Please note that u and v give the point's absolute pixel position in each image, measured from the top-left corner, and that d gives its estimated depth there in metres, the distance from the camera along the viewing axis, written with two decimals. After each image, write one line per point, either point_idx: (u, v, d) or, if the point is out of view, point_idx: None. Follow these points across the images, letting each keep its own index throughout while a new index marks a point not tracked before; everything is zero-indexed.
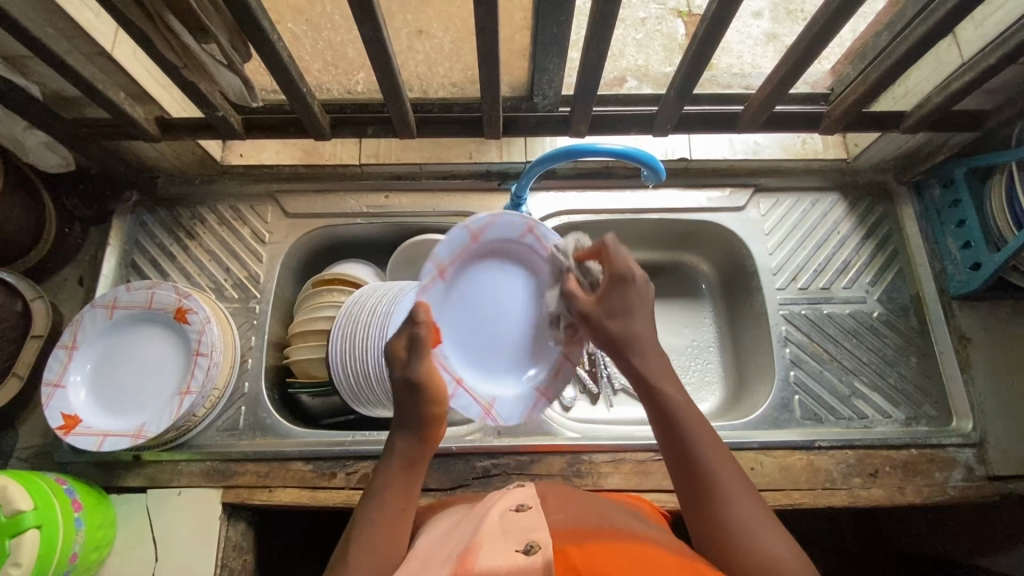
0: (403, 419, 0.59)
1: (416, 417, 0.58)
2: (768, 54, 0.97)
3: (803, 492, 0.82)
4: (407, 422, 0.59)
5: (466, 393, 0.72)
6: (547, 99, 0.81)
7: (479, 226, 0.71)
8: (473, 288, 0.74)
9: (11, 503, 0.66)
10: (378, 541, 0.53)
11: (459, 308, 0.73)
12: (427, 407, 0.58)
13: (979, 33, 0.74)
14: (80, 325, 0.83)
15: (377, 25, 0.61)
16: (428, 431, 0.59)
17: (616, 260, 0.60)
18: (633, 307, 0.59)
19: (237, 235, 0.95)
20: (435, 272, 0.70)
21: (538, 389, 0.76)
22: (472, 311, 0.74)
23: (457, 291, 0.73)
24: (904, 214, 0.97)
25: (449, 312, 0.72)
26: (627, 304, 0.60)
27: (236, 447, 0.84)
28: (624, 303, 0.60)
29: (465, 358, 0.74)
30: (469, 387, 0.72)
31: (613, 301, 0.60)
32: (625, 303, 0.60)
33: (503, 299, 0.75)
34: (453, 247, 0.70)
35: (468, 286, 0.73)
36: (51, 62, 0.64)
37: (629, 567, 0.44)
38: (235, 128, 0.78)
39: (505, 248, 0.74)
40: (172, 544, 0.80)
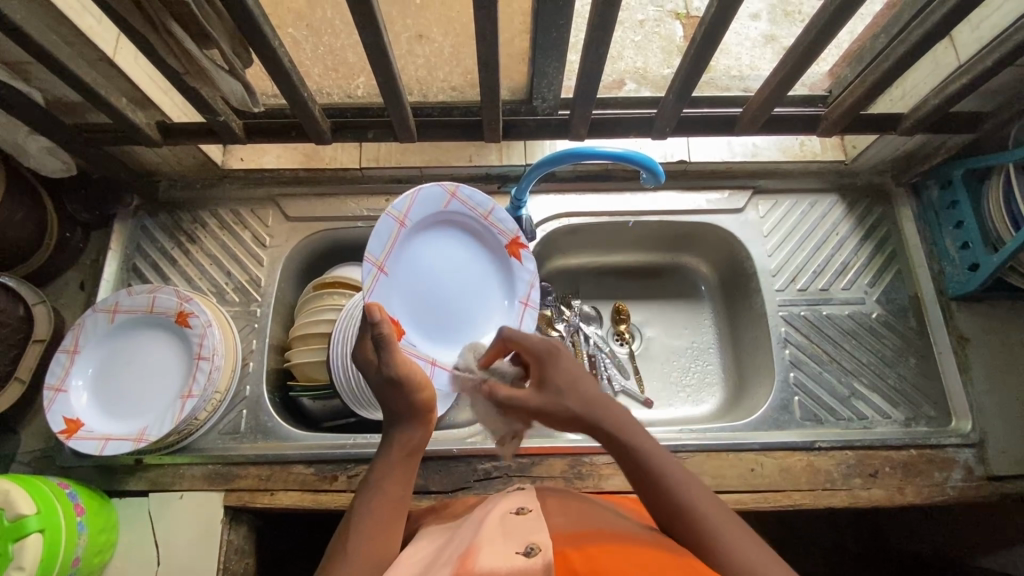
0: (394, 411, 0.60)
1: (410, 407, 0.59)
2: (766, 56, 0.98)
3: (803, 493, 0.82)
4: (398, 414, 0.60)
5: (444, 369, 0.78)
6: (547, 103, 0.81)
7: (403, 210, 0.74)
8: (412, 272, 0.78)
9: (13, 507, 0.67)
10: (375, 533, 0.53)
11: (407, 296, 0.77)
12: (417, 397, 0.59)
13: (976, 35, 0.75)
14: (81, 329, 0.83)
15: (378, 29, 0.62)
16: (419, 421, 0.60)
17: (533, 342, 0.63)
18: (573, 378, 0.59)
19: (238, 239, 0.95)
20: (376, 272, 0.72)
21: None
22: (423, 292, 0.79)
23: (401, 276, 0.76)
24: (902, 215, 0.98)
25: (398, 303, 0.76)
26: (562, 375, 0.59)
27: (237, 451, 0.84)
28: (562, 377, 0.59)
29: (429, 339, 0.79)
30: (444, 364, 0.79)
31: (555, 375, 0.60)
32: (564, 374, 0.60)
33: (439, 270, 0.80)
34: (384, 241, 0.72)
35: (407, 272, 0.77)
36: (54, 68, 0.64)
37: (628, 570, 0.44)
38: (236, 132, 0.78)
39: (432, 222, 0.79)
40: (174, 547, 0.80)
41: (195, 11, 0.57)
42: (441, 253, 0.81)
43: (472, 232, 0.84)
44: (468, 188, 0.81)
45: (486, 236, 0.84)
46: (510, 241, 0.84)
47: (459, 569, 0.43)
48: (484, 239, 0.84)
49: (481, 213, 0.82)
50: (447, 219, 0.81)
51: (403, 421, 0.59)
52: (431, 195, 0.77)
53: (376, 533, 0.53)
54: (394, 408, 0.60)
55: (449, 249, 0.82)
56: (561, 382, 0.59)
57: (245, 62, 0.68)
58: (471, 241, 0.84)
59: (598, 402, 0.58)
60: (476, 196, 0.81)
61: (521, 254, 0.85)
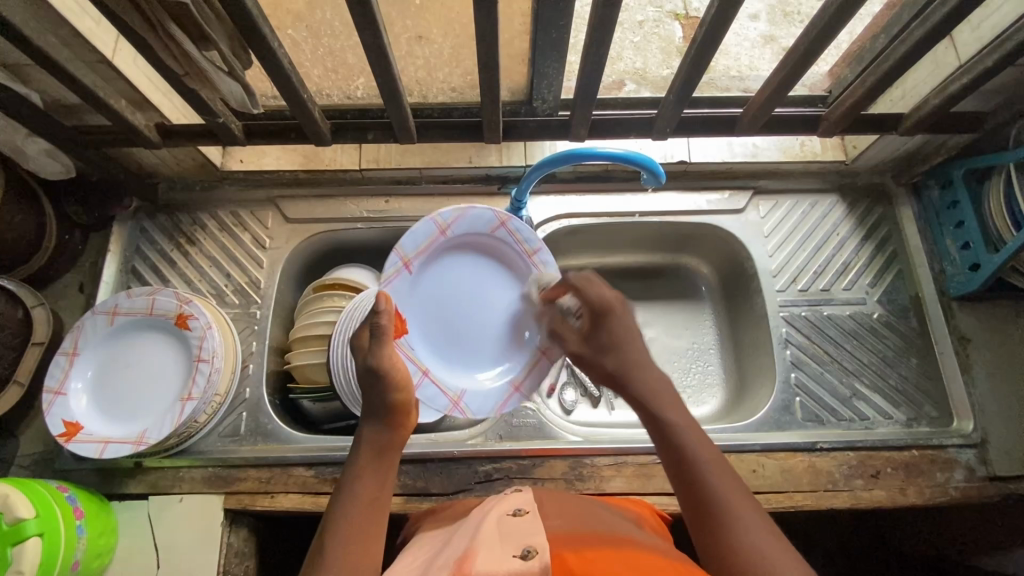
0: (369, 409, 0.61)
1: (384, 406, 0.61)
2: (765, 56, 0.98)
3: (805, 494, 0.82)
4: (374, 411, 0.61)
5: (432, 384, 0.78)
6: (547, 103, 0.82)
7: (447, 220, 0.79)
8: (437, 282, 0.81)
9: (11, 511, 0.66)
10: (356, 530, 0.52)
11: (425, 301, 0.80)
12: (393, 394, 0.61)
13: (976, 35, 0.75)
14: (80, 331, 0.83)
15: (377, 31, 0.61)
16: (394, 418, 0.61)
17: (589, 295, 0.67)
18: (621, 338, 0.65)
19: (238, 241, 0.95)
20: (401, 265, 0.77)
21: (511, 383, 0.81)
22: (444, 305, 0.81)
23: (427, 283, 0.80)
24: (902, 215, 0.98)
25: (414, 303, 0.80)
26: (614, 337, 0.65)
27: (237, 453, 0.84)
28: (612, 338, 0.65)
29: (432, 350, 0.80)
30: (435, 378, 0.78)
31: (604, 336, 0.66)
32: (615, 333, 0.65)
33: (466, 292, 0.82)
34: (419, 241, 0.78)
35: (433, 280, 0.81)
36: (53, 70, 0.64)
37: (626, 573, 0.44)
38: (236, 134, 0.78)
39: (473, 243, 0.82)
40: (173, 551, 0.80)
41: (193, 12, 0.57)
42: (473, 279, 0.83)
43: (509, 264, 0.84)
44: (519, 222, 0.82)
45: (523, 273, 0.84)
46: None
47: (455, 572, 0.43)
48: (519, 275, 0.84)
49: (524, 249, 0.82)
50: (490, 245, 0.83)
51: (377, 419, 0.61)
52: (478, 217, 0.80)
53: (355, 527, 0.52)
54: (370, 407, 0.61)
55: (482, 277, 0.83)
56: (605, 344, 0.66)
57: (244, 64, 0.68)
58: (508, 272, 0.84)
59: (639, 369, 0.62)
60: (523, 231, 0.82)
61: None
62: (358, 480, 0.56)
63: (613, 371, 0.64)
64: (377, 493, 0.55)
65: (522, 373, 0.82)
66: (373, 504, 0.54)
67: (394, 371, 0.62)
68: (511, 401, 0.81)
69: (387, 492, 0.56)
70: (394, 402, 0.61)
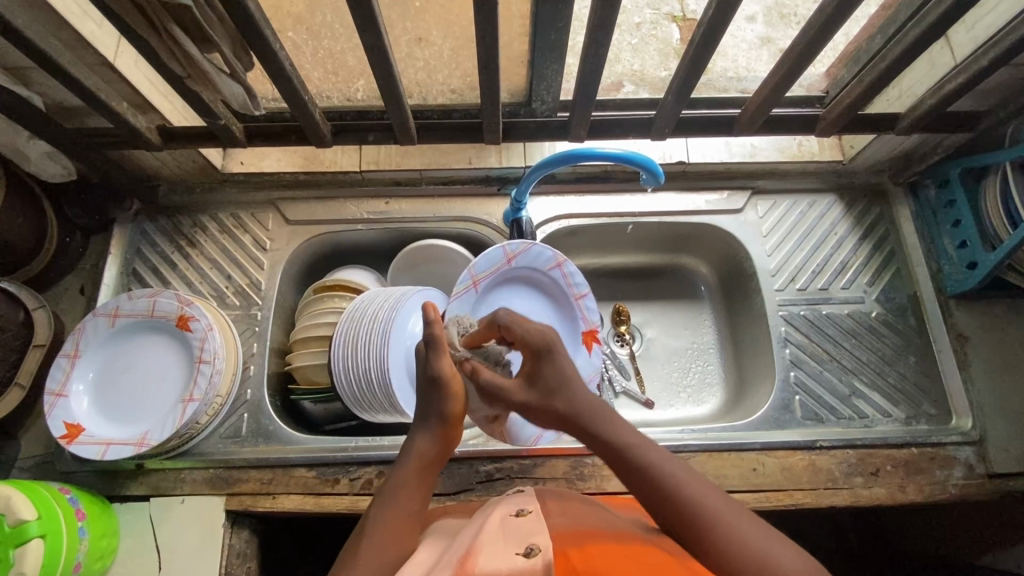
0: (423, 415, 0.60)
1: (439, 414, 0.60)
2: (763, 57, 0.98)
3: (805, 492, 0.82)
4: (427, 418, 0.60)
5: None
6: (546, 105, 0.82)
7: (514, 250, 0.87)
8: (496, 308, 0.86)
9: (14, 512, 0.66)
10: (388, 535, 0.54)
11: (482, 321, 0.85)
12: (450, 408, 0.60)
13: (972, 35, 0.75)
14: (82, 333, 0.83)
15: (378, 32, 0.62)
16: (449, 430, 0.60)
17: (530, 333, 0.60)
18: (568, 377, 0.57)
19: (239, 243, 0.95)
20: (470, 283, 0.85)
21: None
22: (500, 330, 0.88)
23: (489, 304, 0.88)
24: (899, 214, 0.98)
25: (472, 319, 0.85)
26: (552, 379, 0.57)
27: (239, 455, 0.84)
28: (555, 377, 0.57)
29: None
30: None
31: (546, 377, 0.58)
32: (555, 373, 0.57)
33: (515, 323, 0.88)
34: (490, 263, 0.86)
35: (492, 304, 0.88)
36: (55, 73, 0.64)
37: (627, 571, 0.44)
38: (237, 136, 0.79)
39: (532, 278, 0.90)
40: (175, 553, 0.80)
41: (195, 14, 0.57)
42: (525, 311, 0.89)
43: (558, 304, 0.92)
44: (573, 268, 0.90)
45: (569, 314, 0.91)
46: (589, 330, 0.90)
47: (458, 571, 0.44)
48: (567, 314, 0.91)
49: (574, 293, 0.90)
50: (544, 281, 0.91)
51: (431, 428, 0.60)
52: (542, 255, 0.88)
53: (391, 536, 0.54)
54: (424, 413, 0.60)
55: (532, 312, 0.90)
56: (550, 388, 0.57)
57: (245, 65, 0.68)
58: (557, 309, 0.92)
59: (589, 406, 0.56)
60: (577, 277, 0.89)
61: (594, 348, 0.91)
62: (401, 490, 0.56)
63: (562, 413, 0.56)
64: (418, 506, 0.56)
65: None
66: (410, 516, 0.56)
67: (453, 383, 0.60)
68: (547, 438, 0.84)
69: (427, 502, 0.58)
70: (452, 414, 0.60)
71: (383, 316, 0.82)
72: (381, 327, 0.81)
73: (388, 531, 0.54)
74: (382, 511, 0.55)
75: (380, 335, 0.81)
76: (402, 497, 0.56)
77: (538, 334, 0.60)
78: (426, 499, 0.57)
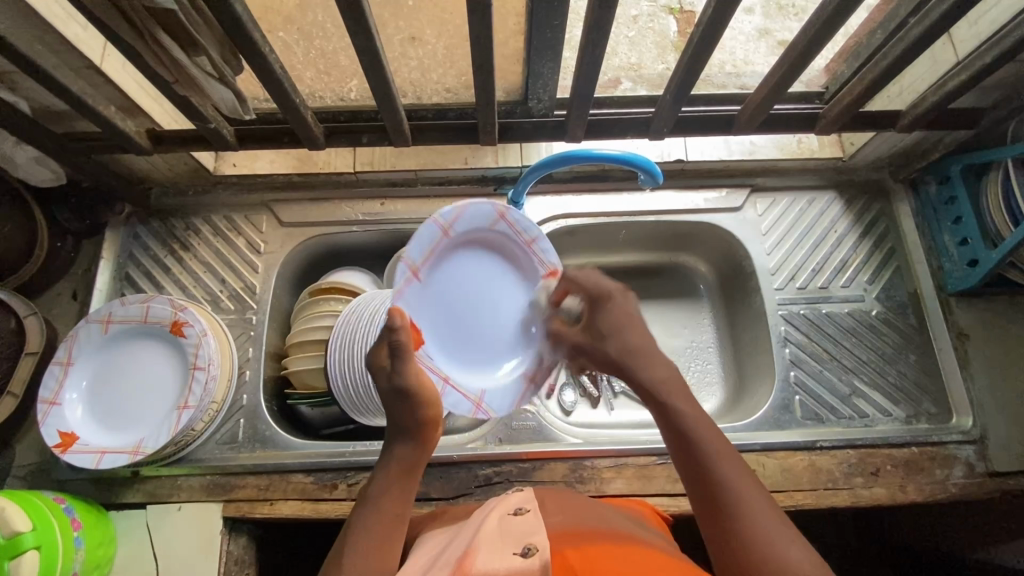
0: (397, 426, 0.60)
1: (415, 422, 0.60)
2: (761, 50, 0.97)
3: (805, 493, 0.82)
4: (402, 428, 0.60)
5: (454, 390, 0.73)
6: (542, 103, 0.81)
7: (449, 219, 0.71)
8: (449, 282, 0.74)
9: (8, 525, 0.65)
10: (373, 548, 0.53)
11: (436, 306, 0.73)
12: (424, 414, 0.60)
13: (975, 31, 0.74)
14: (74, 340, 0.82)
15: (369, 35, 0.61)
16: (425, 436, 0.60)
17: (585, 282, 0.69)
18: (618, 323, 0.65)
19: (232, 246, 0.94)
20: (410, 273, 0.70)
21: (526, 378, 0.77)
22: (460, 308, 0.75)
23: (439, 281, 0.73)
24: (900, 211, 0.97)
25: (426, 311, 0.72)
26: (612, 321, 0.65)
27: (235, 461, 0.84)
28: (608, 324, 0.65)
29: (448, 354, 0.74)
30: (456, 384, 0.73)
31: (597, 322, 0.66)
32: (613, 319, 0.65)
33: (467, 288, 0.75)
34: (424, 245, 0.70)
35: (444, 279, 0.73)
36: (40, 78, 0.63)
37: (628, 569, 0.43)
38: (227, 139, 0.77)
39: (480, 238, 0.76)
40: (172, 561, 0.79)
41: (182, 19, 0.55)
42: (483, 273, 0.76)
43: (511, 256, 0.78)
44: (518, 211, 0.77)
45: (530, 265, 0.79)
46: (548, 271, 0.78)
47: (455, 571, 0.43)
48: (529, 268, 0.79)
49: (525, 239, 0.78)
50: (491, 237, 0.77)
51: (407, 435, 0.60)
52: (478, 212, 0.73)
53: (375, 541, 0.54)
54: (398, 422, 0.60)
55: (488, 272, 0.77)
56: (604, 331, 0.65)
57: (234, 69, 0.66)
58: (512, 262, 0.79)
59: (645, 355, 0.62)
60: (523, 219, 0.77)
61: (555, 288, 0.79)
62: (384, 499, 0.57)
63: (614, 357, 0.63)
64: (401, 512, 0.57)
65: (533, 366, 0.78)
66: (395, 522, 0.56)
67: (423, 391, 0.60)
68: (528, 394, 0.77)
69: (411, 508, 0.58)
70: (425, 419, 0.60)
71: (380, 315, 0.81)
72: (376, 330, 0.80)
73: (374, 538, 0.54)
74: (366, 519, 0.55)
75: (375, 339, 0.79)
76: (385, 505, 0.56)
77: (596, 286, 0.68)
78: (409, 506, 0.57)
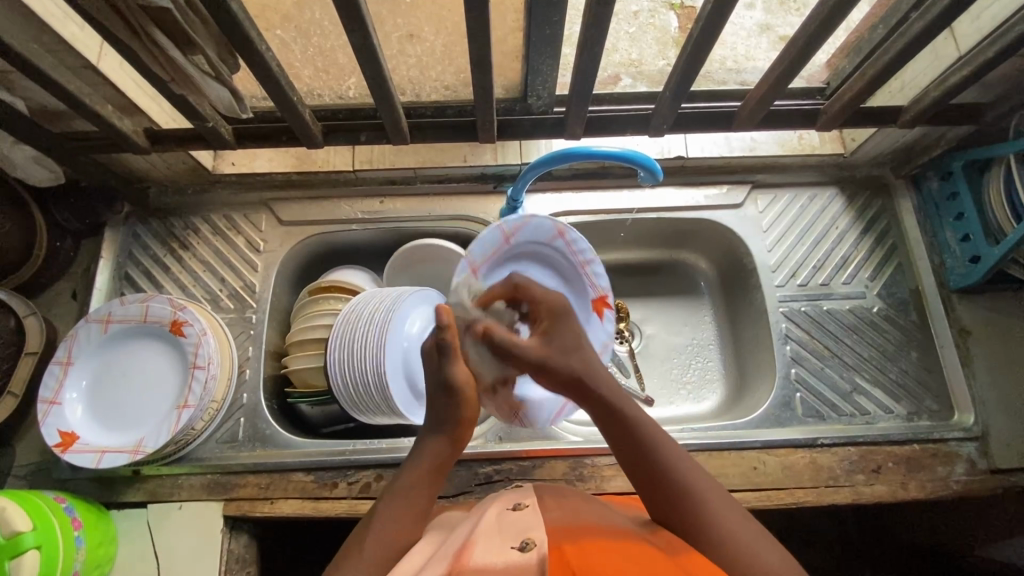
0: (436, 422, 0.60)
1: (450, 418, 0.60)
2: (762, 45, 0.96)
3: (806, 490, 0.82)
4: (440, 423, 0.60)
5: (501, 396, 0.76)
6: (542, 100, 0.80)
7: (511, 227, 0.77)
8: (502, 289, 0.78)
9: (9, 524, 0.66)
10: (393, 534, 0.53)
11: None
12: (461, 412, 0.60)
13: (976, 26, 0.73)
14: (75, 340, 0.82)
15: (366, 32, 0.60)
16: (459, 433, 0.60)
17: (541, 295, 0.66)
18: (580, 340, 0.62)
19: (232, 245, 0.94)
20: (470, 273, 0.75)
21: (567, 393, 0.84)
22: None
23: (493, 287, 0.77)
24: (902, 208, 0.97)
25: None
26: (568, 339, 0.62)
27: (236, 460, 0.84)
28: (573, 341, 0.62)
29: None
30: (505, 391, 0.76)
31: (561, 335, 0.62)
32: (573, 336, 0.62)
33: None
34: (488, 246, 0.76)
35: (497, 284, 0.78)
36: (37, 78, 0.63)
37: (625, 564, 0.44)
38: (226, 138, 0.77)
39: (535, 252, 0.82)
40: (172, 559, 0.80)
41: (178, 18, 0.55)
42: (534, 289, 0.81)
43: (566, 276, 0.84)
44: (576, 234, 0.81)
45: (577, 283, 0.84)
46: (599, 297, 0.84)
47: (453, 566, 0.43)
48: (574, 285, 0.84)
49: (580, 260, 0.82)
50: (546, 254, 0.83)
51: (440, 433, 0.60)
52: (542, 226, 0.79)
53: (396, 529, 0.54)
54: (436, 418, 0.60)
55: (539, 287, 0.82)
56: (564, 346, 0.61)
57: (230, 67, 0.66)
58: (567, 282, 0.84)
59: (599, 372, 0.59)
60: (581, 243, 0.81)
61: (605, 314, 0.86)
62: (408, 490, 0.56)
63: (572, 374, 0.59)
64: (424, 506, 0.56)
65: None
66: (417, 513, 0.56)
67: (465, 389, 0.60)
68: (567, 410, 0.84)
69: (434, 503, 0.58)
70: (465, 418, 0.60)
71: (380, 315, 0.81)
72: (376, 329, 0.80)
73: (394, 524, 0.54)
74: (386, 508, 0.55)
75: (375, 336, 0.79)
76: (410, 496, 0.56)
77: (548, 297, 0.66)
78: (432, 504, 0.57)
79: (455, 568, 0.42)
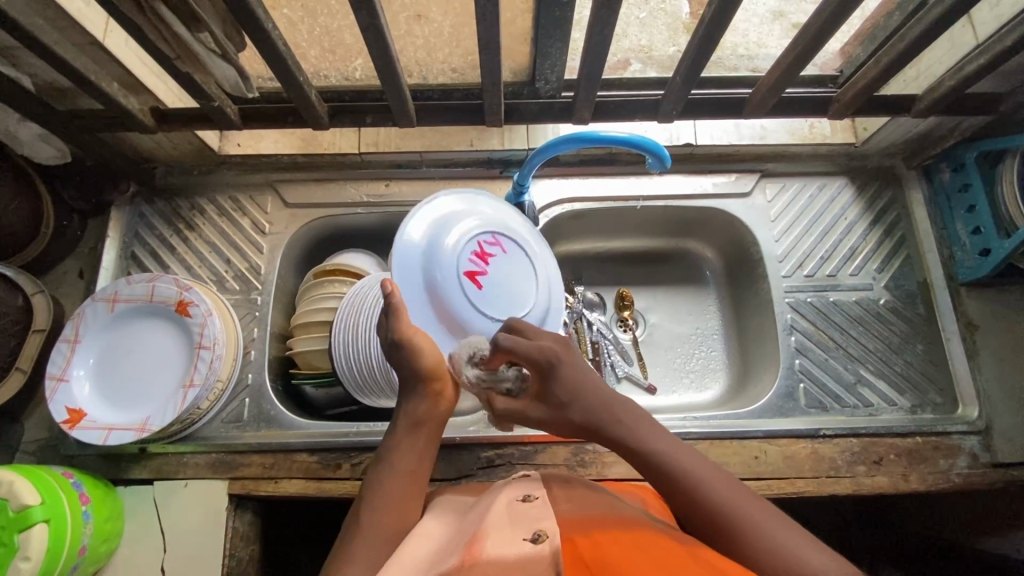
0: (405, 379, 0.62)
1: (416, 373, 0.61)
2: (774, 34, 0.89)
3: (807, 480, 0.82)
4: (409, 380, 0.62)
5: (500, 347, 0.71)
6: (550, 84, 0.79)
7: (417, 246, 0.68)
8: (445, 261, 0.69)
9: (18, 498, 0.67)
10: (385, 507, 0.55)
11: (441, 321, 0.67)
12: (421, 364, 0.61)
13: (995, 13, 0.72)
14: (81, 318, 0.83)
15: (373, 12, 0.59)
16: (428, 386, 0.61)
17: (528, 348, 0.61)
18: (579, 392, 0.60)
19: (237, 226, 0.94)
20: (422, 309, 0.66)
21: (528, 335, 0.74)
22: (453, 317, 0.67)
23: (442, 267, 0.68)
24: (912, 200, 0.96)
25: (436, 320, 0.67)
26: (570, 386, 0.60)
27: (239, 439, 0.84)
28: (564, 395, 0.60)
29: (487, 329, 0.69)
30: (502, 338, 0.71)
31: (553, 397, 0.61)
32: (567, 386, 0.60)
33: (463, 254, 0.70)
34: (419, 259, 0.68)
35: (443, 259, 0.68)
36: (44, 55, 0.63)
37: (636, 552, 0.44)
38: (231, 118, 0.77)
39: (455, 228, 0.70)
40: (179, 536, 0.81)
41: None
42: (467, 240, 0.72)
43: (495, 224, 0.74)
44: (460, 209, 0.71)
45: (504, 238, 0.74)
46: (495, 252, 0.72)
47: (468, 555, 0.43)
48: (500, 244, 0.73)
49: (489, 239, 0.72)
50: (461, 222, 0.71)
51: (414, 388, 0.61)
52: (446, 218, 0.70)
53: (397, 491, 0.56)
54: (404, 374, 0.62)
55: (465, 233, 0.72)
56: (558, 403, 0.61)
57: (237, 45, 0.66)
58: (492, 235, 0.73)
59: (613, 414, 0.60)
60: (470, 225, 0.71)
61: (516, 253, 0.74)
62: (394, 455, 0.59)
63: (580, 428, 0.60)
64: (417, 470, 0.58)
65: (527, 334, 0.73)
66: (409, 477, 0.58)
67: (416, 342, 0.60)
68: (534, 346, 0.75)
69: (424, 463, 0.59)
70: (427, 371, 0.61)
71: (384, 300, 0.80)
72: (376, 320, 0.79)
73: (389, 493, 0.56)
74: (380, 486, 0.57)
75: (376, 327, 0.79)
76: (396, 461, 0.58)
77: (538, 354, 0.61)
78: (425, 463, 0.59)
79: (470, 561, 0.42)
